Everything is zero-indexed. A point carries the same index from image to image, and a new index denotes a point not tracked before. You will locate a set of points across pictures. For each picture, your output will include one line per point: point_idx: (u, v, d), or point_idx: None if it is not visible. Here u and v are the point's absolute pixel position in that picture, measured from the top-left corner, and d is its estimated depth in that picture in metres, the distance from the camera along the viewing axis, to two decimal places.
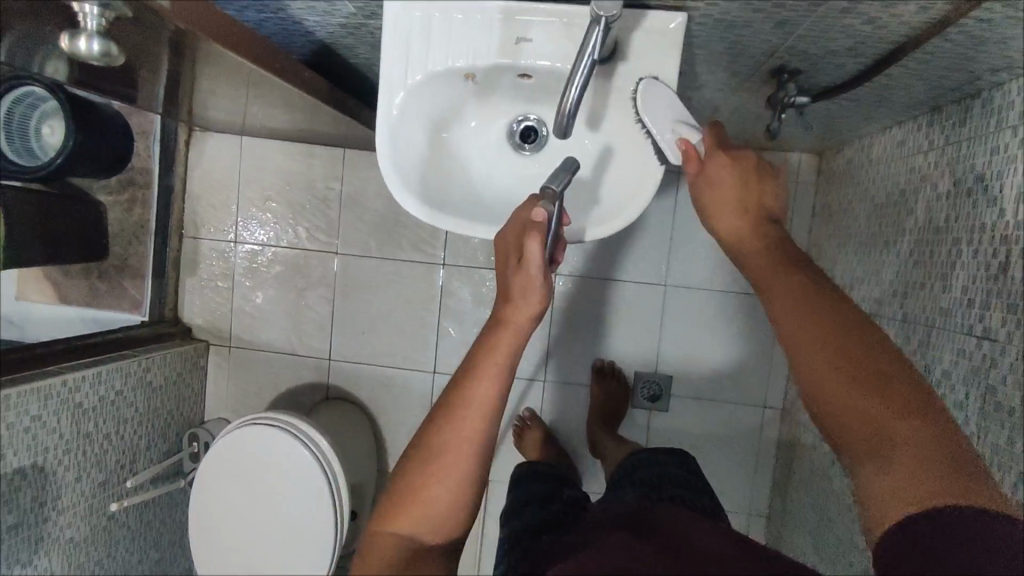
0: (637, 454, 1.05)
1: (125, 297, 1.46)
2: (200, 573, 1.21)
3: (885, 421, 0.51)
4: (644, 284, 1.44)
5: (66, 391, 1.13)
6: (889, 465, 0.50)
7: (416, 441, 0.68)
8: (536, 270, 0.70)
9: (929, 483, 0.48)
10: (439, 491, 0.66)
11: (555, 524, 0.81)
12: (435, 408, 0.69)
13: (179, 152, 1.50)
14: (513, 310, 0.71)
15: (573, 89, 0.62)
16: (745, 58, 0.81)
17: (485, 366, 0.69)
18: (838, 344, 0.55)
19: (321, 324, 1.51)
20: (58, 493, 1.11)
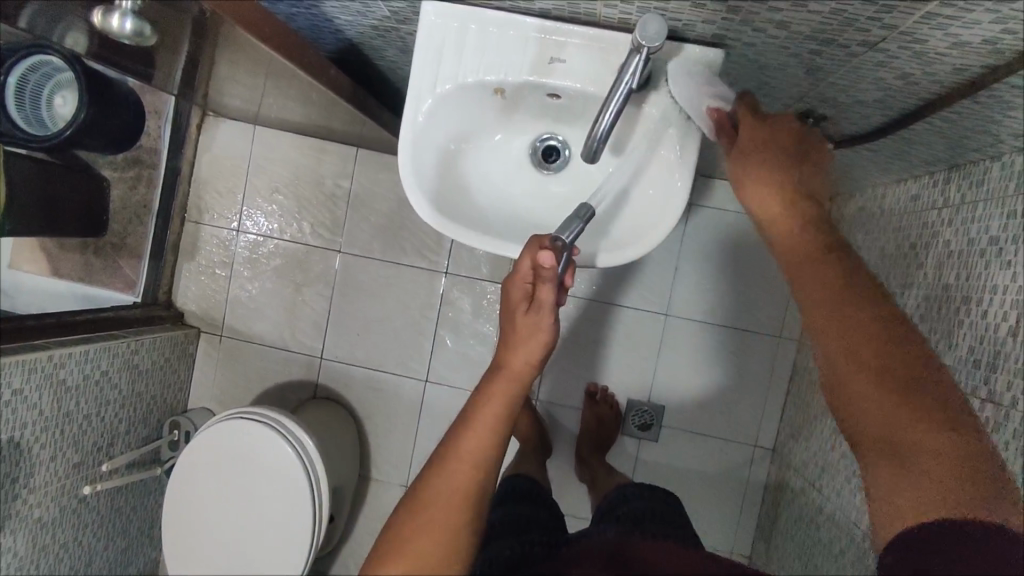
0: (625, 486, 1.04)
1: (119, 275, 1.44)
2: (170, 566, 1.18)
3: (908, 432, 0.50)
4: (645, 311, 1.44)
5: (52, 366, 1.11)
6: (899, 474, 0.51)
7: (409, 493, 0.68)
8: (546, 315, 0.74)
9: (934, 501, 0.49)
10: (426, 538, 0.63)
11: (537, 555, 0.75)
12: (428, 461, 0.69)
13: (191, 135, 1.48)
14: (514, 357, 0.73)
15: (606, 116, 0.62)
16: (772, 99, 0.81)
17: (482, 414, 0.70)
18: (866, 354, 0.53)
19: (315, 322, 1.49)
20: (32, 471, 1.08)
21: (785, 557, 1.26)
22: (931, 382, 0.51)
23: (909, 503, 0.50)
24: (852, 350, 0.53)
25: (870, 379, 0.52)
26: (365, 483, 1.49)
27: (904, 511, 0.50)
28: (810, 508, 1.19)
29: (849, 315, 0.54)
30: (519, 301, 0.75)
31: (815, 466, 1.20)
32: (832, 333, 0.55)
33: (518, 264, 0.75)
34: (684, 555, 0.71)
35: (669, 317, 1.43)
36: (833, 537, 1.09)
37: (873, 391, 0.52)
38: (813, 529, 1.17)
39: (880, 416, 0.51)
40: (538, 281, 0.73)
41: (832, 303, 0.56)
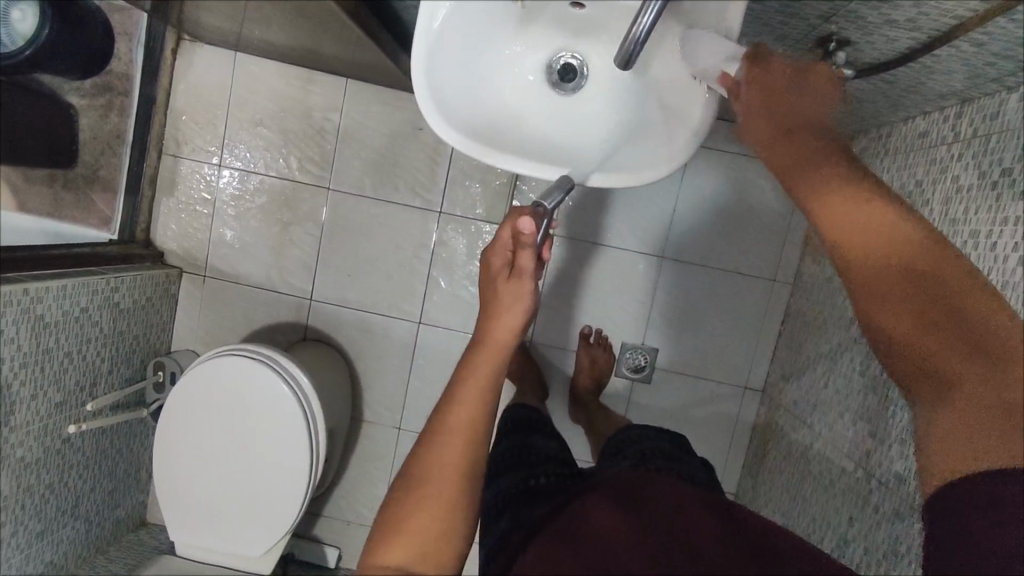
0: (626, 428, 1.05)
1: (92, 211, 1.37)
2: (161, 506, 1.15)
3: (965, 372, 0.51)
4: (642, 254, 1.43)
5: (29, 300, 1.05)
6: (965, 411, 0.51)
7: (406, 467, 0.66)
8: (526, 281, 0.73)
9: (995, 446, 0.49)
10: (425, 516, 0.63)
11: (545, 488, 0.79)
12: (422, 431, 0.68)
13: (165, 60, 1.38)
14: (497, 326, 0.73)
15: (646, 17, 0.58)
16: (799, 19, 0.78)
17: (469, 384, 0.69)
18: (911, 311, 0.54)
19: (304, 262, 1.44)
20: (13, 409, 1.03)
21: (773, 490, 1.30)
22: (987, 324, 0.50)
23: (962, 445, 0.51)
24: (899, 310, 0.54)
25: (931, 333, 0.53)
26: (356, 425, 1.48)
27: (958, 454, 0.52)
28: (800, 444, 1.23)
29: (883, 247, 0.55)
30: (500, 269, 0.75)
31: (806, 403, 1.23)
32: (878, 285, 0.55)
33: (499, 233, 0.75)
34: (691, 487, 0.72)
35: (663, 259, 1.43)
36: (824, 468, 1.13)
37: (933, 344, 0.53)
38: (804, 462, 1.21)
39: (931, 361, 0.53)
40: (519, 249, 0.74)
41: (873, 266, 0.56)
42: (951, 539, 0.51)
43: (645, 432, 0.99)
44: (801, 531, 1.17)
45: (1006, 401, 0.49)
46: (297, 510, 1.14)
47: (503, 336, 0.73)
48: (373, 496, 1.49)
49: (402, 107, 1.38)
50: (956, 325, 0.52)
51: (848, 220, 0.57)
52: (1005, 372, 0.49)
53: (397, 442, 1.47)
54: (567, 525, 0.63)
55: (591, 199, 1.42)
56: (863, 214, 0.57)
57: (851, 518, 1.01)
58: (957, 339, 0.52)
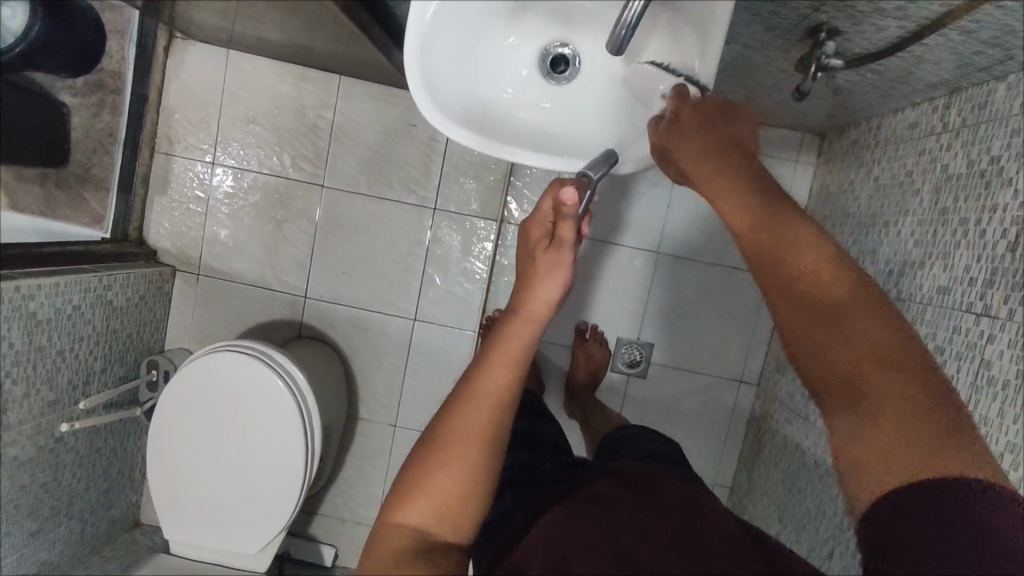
0: (623, 429, 1.06)
1: (85, 209, 1.35)
2: (155, 504, 1.15)
3: (873, 387, 0.52)
4: (637, 249, 1.43)
5: (21, 298, 1.04)
6: (880, 433, 0.51)
7: (432, 427, 0.65)
8: (566, 251, 0.75)
9: (915, 461, 0.50)
10: (446, 479, 0.62)
11: (546, 474, 0.80)
12: (451, 394, 0.67)
13: (158, 58, 1.38)
14: (535, 294, 0.74)
15: (635, 3, 0.59)
16: (789, 9, 0.79)
17: (501, 352, 0.68)
18: (830, 326, 0.55)
19: (299, 260, 1.44)
20: (6, 407, 1.03)
21: (768, 483, 1.31)
22: (895, 342, 0.53)
23: (880, 465, 0.51)
24: (820, 322, 0.55)
25: (845, 345, 0.54)
26: (352, 423, 1.47)
27: (880, 474, 0.51)
28: (795, 436, 1.24)
29: (801, 273, 0.57)
30: (541, 239, 0.77)
31: (801, 395, 1.24)
32: (800, 300, 0.57)
33: (540, 205, 0.77)
34: (689, 485, 0.73)
35: (659, 254, 1.43)
36: (818, 459, 1.13)
37: (844, 361, 0.54)
38: (799, 454, 1.21)
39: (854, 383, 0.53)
40: (558, 219, 0.74)
41: (794, 280, 0.58)
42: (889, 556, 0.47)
43: (644, 432, 1.01)
44: (796, 522, 1.17)
45: (914, 417, 0.51)
46: (292, 508, 1.14)
47: (541, 305, 0.73)
48: (370, 494, 1.49)
49: (396, 104, 1.39)
50: (864, 340, 0.53)
51: (773, 243, 0.59)
52: (910, 389, 0.51)
53: (393, 440, 1.47)
54: (570, 515, 0.63)
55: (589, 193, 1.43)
56: (778, 231, 0.60)
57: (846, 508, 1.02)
58: (870, 355, 0.53)
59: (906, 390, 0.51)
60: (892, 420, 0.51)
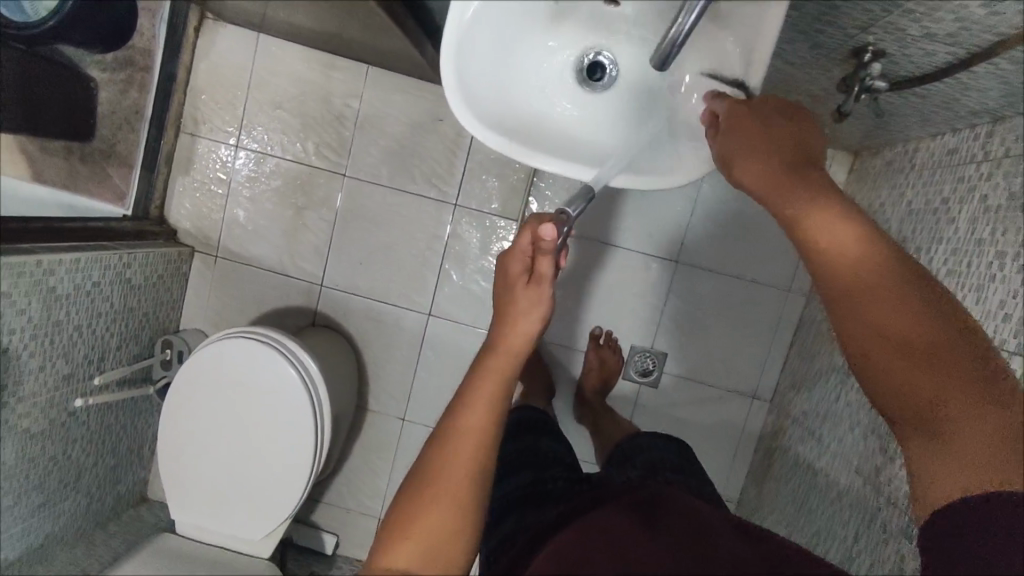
0: (632, 438, 1.06)
1: (109, 185, 1.36)
2: (166, 488, 1.16)
3: (945, 404, 0.51)
4: (658, 258, 1.42)
5: (42, 273, 1.04)
6: (946, 450, 0.51)
7: (413, 473, 0.65)
8: (546, 286, 0.73)
9: (980, 475, 0.50)
10: (430, 530, 0.62)
11: (553, 492, 0.80)
12: (431, 438, 0.67)
13: (188, 38, 1.38)
14: (513, 331, 0.72)
15: (687, 17, 0.57)
16: (836, 28, 0.77)
17: (479, 393, 0.67)
18: (905, 352, 0.52)
19: (317, 248, 1.44)
20: (20, 379, 1.03)
21: (776, 502, 1.30)
22: (967, 355, 0.51)
23: (946, 480, 0.52)
24: (914, 345, 0.52)
25: (917, 366, 0.52)
26: (360, 414, 1.47)
27: (950, 487, 0.51)
28: (807, 456, 1.22)
29: (865, 287, 0.54)
30: (519, 275, 0.74)
31: (815, 417, 1.22)
32: (883, 319, 0.53)
33: (517, 236, 0.74)
34: (698, 502, 0.71)
35: (679, 265, 1.42)
36: (829, 484, 1.12)
37: (912, 381, 0.52)
38: (809, 477, 1.19)
39: (924, 400, 0.52)
40: (538, 251, 0.73)
41: (859, 300, 0.54)
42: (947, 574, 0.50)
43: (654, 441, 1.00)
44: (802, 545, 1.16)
45: (992, 432, 0.49)
46: (299, 498, 1.14)
47: (519, 342, 0.72)
48: (375, 486, 1.49)
49: (422, 97, 1.37)
50: (936, 358, 0.51)
51: (837, 254, 0.56)
52: (982, 404, 0.50)
53: (400, 433, 1.47)
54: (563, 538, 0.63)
55: (601, 200, 1.41)
56: (833, 236, 0.57)
57: (856, 536, 1.00)
58: (944, 374, 0.51)
59: (977, 404, 0.50)
60: (962, 438, 0.50)
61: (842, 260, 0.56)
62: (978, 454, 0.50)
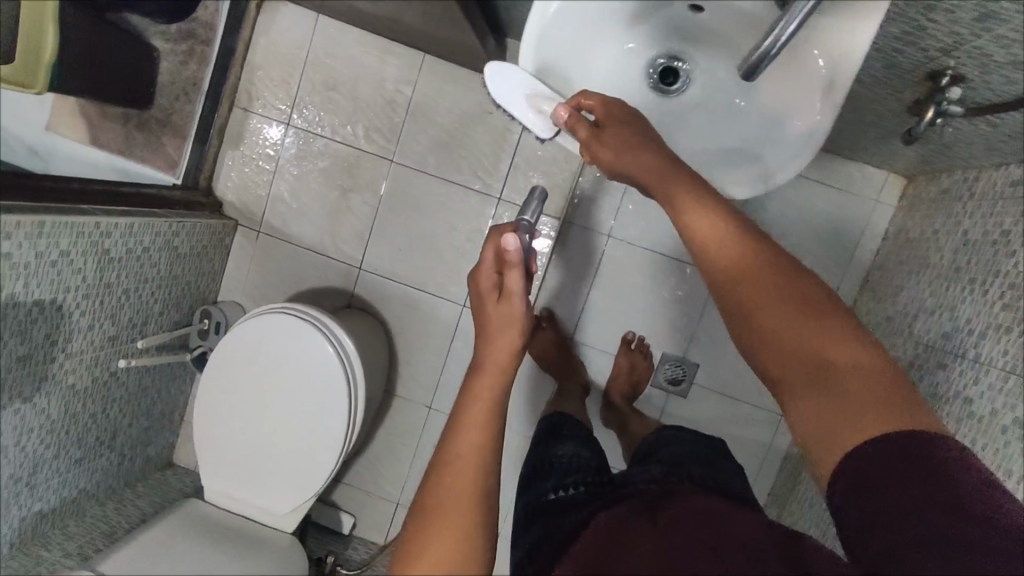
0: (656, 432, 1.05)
1: (161, 155, 1.39)
2: (200, 463, 1.18)
3: (833, 367, 0.53)
4: (697, 267, 1.42)
5: (98, 235, 1.07)
6: (823, 404, 0.53)
7: (415, 503, 0.66)
8: (512, 299, 0.80)
9: (869, 420, 0.50)
10: (442, 550, 0.61)
11: (571, 497, 0.79)
12: (427, 467, 0.68)
13: (250, 14, 1.40)
14: (494, 349, 0.77)
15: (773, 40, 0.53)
16: (917, 48, 0.75)
17: (471, 413, 0.70)
18: (781, 316, 0.56)
19: (358, 231, 1.45)
20: (69, 336, 1.06)
21: (799, 523, 1.28)
22: (826, 317, 0.55)
23: (838, 435, 0.51)
24: (781, 312, 0.56)
25: (784, 329, 0.56)
26: (388, 399, 1.49)
27: (831, 441, 0.52)
28: None
29: (733, 266, 0.59)
30: (489, 291, 0.82)
31: None
32: (760, 296, 0.57)
33: (484, 257, 0.82)
34: (713, 497, 0.67)
35: None
36: None
37: (790, 343, 0.55)
38: (836, 501, 1.18)
39: (797, 363, 0.55)
40: (507, 267, 0.80)
41: (741, 278, 0.58)
42: (871, 532, 0.48)
43: (678, 435, 0.99)
44: None
45: (860, 379, 0.52)
46: (327, 478, 1.16)
47: (502, 358, 0.76)
48: (397, 471, 1.51)
49: (475, 89, 1.38)
50: (796, 318, 0.56)
51: (707, 231, 0.60)
52: (847, 357, 0.53)
53: (425, 421, 1.48)
54: (588, 537, 0.60)
55: (632, 203, 1.42)
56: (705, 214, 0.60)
57: None
58: (812, 336, 0.55)
59: (840, 357, 0.53)
60: (841, 390, 0.52)
61: (712, 252, 0.60)
62: (850, 404, 0.51)
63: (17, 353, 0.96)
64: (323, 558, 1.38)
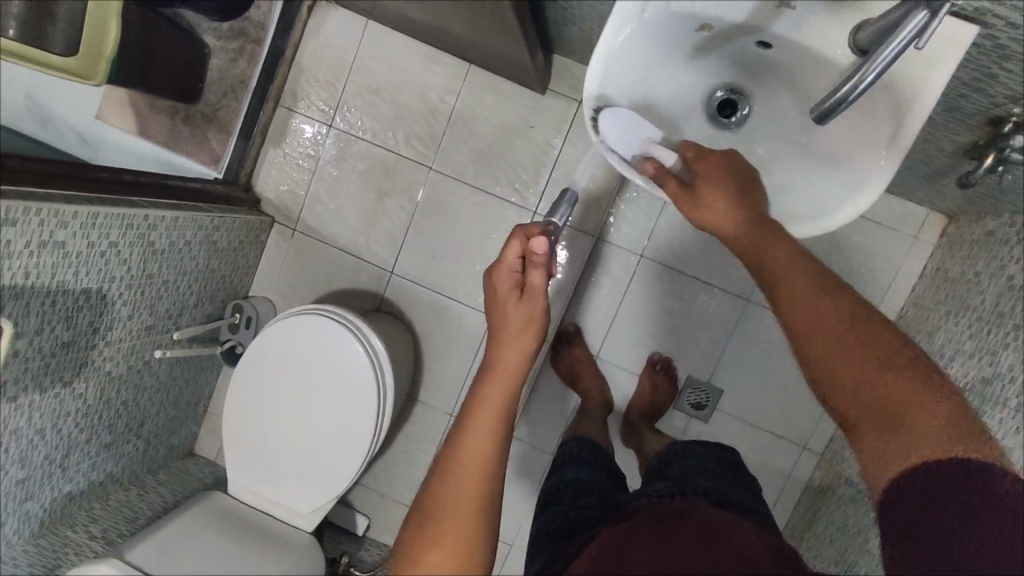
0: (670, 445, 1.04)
1: (205, 149, 1.40)
2: (228, 462, 1.20)
3: (887, 388, 0.56)
4: (728, 293, 1.42)
5: (146, 228, 1.09)
6: (887, 429, 0.55)
7: (417, 504, 0.69)
8: (536, 298, 0.80)
9: (929, 446, 0.53)
10: (443, 551, 0.64)
11: (586, 520, 0.79)
12: (431, 469, 0.70)
13: (301, 16, 1.42)
14: (507, 351, 0.78)
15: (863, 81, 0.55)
16: (982, 93, 0.75)
17: (477, 416, 0.72)
18: (849, 341, 0.58)
19: (392, 235, 1.46)
20: (111, 324, 1.09)
21: (818, 558, 1.27)
22: (883, 340, 0.58)
23: (896, 460, 0.54)
24: (847, 344, 0.58)
25: (845, 351, 0.58)
26: (410, 403, 1.50)
27: (898, 467, 0.54)
28: (858, 516, 1.19)
29: (807, 290, 0.61)
30: (510, 290, 0.81)
31: None
32: (822, 325, 0.59)
33: (505, 252, 0.81)
34: (726, 518, 0.66)
35: (749, 303, 1.42)
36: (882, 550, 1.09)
37: (851, 369, 0.57)
38: (859, 539, 1.16)
39: (858, 387, 0.57)
40: (529, 266, 0.81)
41: (810, 302, 0.60)
42: (910, 557, 0.51)
43: (690, 452, 0.96)
44: None
45: (923, 406, 0.54)
46: (349, 482, 1.17)
47: (515, 360, 0.77)
48: (414, 475, 1.52)
49: (517, 102, 1.39)
50: (860, 343, 0.58)
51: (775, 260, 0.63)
52: (912, 386, 0.55)
53: (445, 428, 1.49)
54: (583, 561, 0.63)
55: (666, 223, 1.42)
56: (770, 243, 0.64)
57: None
58: (875, 357, 0.57)
59: (892, 378, 0.56)
60: (908, 418, 0.54)
61: (781, 276, 0.62)
62: (918, 429, 0.54)
63: (61, 339, 0.98)
64: (336, 558, 1.39)
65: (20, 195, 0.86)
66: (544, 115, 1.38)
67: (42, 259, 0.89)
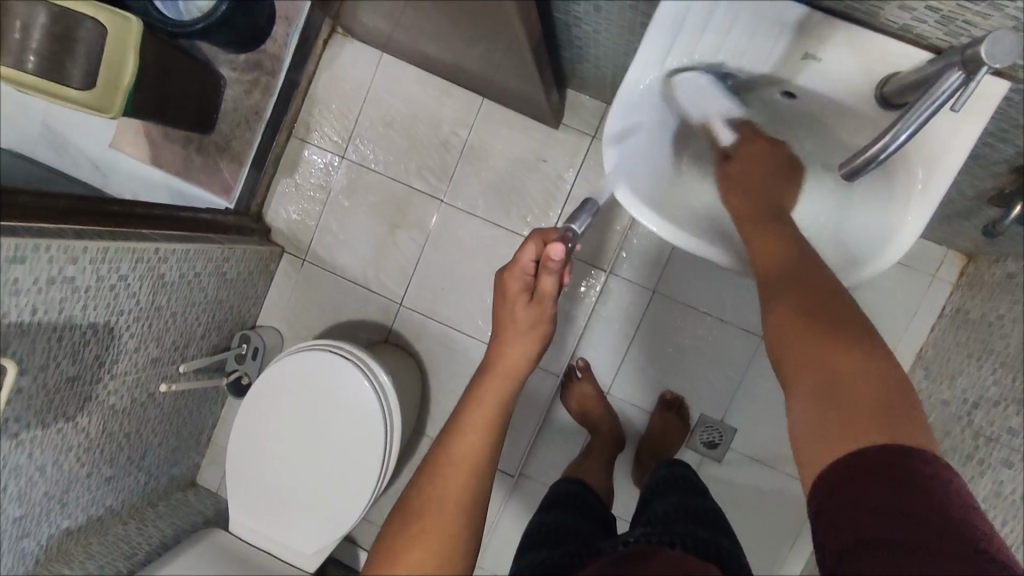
0: (671, 466, 1.02)
1: (216, 178, 1.39)
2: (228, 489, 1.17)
3: (839, 364, 0.54)
4: (742, 330, 1.39)
5: (155, 260, 1.08)
6: (825, 402, 0.53)
7: (402, 502, 0.69)
8: (547, 304, 0.81)
9: (865, 432, 0.51)
10: (429, 542, 0.63)
11: (564, 561, 0.74)
12: (416, 474, 0.71)
13: (316, 49, 1.43)
14: (512, 350, 0.80)
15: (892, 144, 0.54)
16: (1010, 144, 0.74)
17: (467, 422, 0.73)
18: (820, 322, 0.57)
19: (403, 267, 1.45)
20: (117, 358, 1.07)
21: None
22: (855, 327, 0.56)
23: (834, 444, 0.52)
24: (806, 319, 0.58)
25: (812, 330, 0.57)
26: (416, 437, 1.47)
27: (825, 441, 0.52)
28: None
29: (785, 275, 0.63)
30: (520, 293, 0.81)
31: None
32: (792, 309, 0.59)
33: (520, 254, 0.81)
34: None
35: (764, 341, 1.39)
36: None
37: (803, 343, 0.57)
38: None
39: (810, 358, 0.56)
40: (542, 271, 0.79)
41: (802, 285, 0.61)
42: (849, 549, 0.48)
43: (675, 490, 0.93)
44: None
45: (872, 391, 0.52)
46: (353, 519, 1.13)
47: (518, 361, 0.80)
48: None
49: (531, 136, 1.39)
50: (835, 325, 0.57)
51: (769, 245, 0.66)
52: (866, 371, 0.53)
53: None
54: None
55: (679, 259, 1.40)
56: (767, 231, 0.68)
57: None
58: (844, 342, 0.55)
59: (847, 360, 0.54)
60: (848, 396, 0.52)
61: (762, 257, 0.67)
62: (858, 409, 0.52)
63: (66, 374, 0.97)
64: None
65: (31, 232, 0.85)
66: (556, 149, 1.38)
67: (51, 294, 0.89)
